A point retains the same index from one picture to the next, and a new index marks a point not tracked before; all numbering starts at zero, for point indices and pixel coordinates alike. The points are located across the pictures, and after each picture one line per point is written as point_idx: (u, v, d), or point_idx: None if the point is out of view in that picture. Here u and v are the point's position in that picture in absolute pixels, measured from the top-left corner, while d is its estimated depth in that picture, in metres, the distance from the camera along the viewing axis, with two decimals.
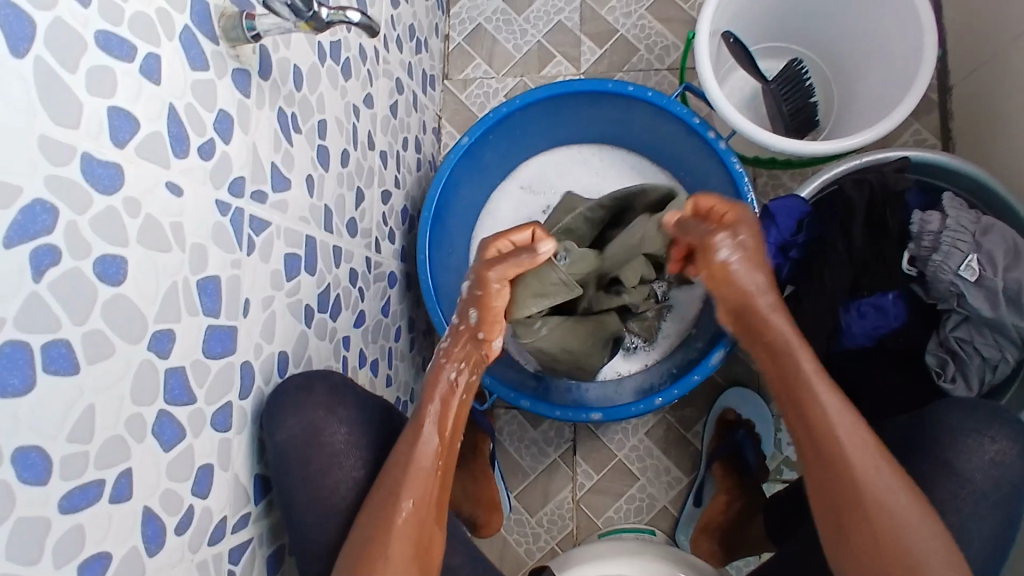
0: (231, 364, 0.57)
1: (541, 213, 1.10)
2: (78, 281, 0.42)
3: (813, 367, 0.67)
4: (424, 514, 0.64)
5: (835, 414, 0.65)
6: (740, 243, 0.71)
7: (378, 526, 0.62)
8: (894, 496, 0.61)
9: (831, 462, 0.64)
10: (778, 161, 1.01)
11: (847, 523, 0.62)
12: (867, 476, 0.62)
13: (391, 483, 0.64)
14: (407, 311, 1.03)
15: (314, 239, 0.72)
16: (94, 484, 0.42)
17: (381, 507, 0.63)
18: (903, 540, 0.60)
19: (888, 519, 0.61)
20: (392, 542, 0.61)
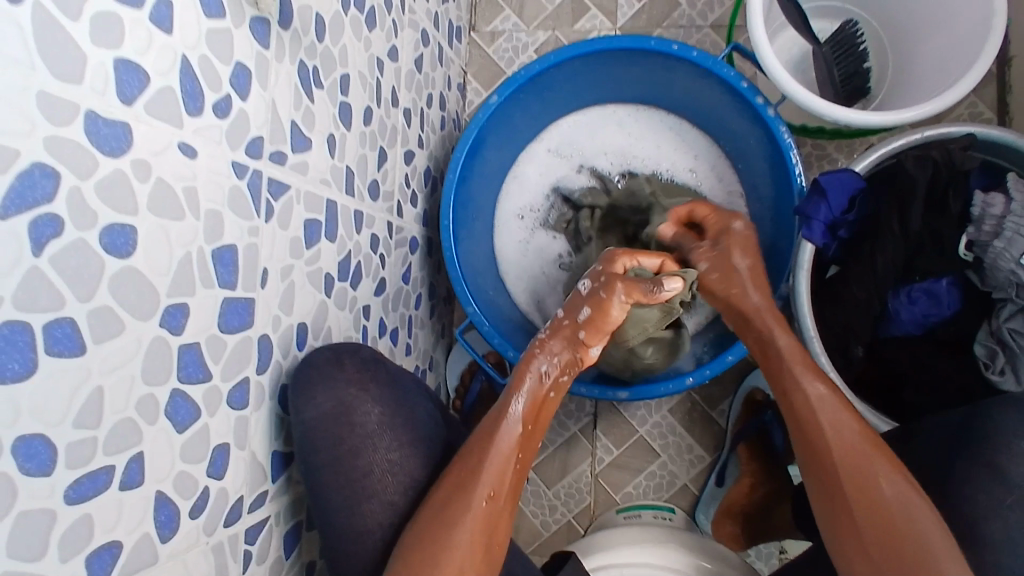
0: (248, 338, 0.54)
1: (571, 178, 1.05)
2: (83, 251, 0.38)
3: (796, 368, 0.68)
4: (498, 504, 0.63)
5: (817, 407, 0.65)
6: (721, 254, 0.77)
7: (447, 511, 0.60)
8: (881, 485, 0.60)
9: (820, 461, 0.64)
10: (826, 131, 0.94)
11: (844, 523, 0.61)
12: (853, 466, 0.61)
13: (469, 469, 0.62)
14: (428, 277, 1.00)
15: (335, 203, 0.68)
16: (103, 470, 0.40)
17: (455, 492, 0.61)
18: (904, 538, 0.57)
19: (881, 513, 0.59)
20: (458, 530, 0.59)
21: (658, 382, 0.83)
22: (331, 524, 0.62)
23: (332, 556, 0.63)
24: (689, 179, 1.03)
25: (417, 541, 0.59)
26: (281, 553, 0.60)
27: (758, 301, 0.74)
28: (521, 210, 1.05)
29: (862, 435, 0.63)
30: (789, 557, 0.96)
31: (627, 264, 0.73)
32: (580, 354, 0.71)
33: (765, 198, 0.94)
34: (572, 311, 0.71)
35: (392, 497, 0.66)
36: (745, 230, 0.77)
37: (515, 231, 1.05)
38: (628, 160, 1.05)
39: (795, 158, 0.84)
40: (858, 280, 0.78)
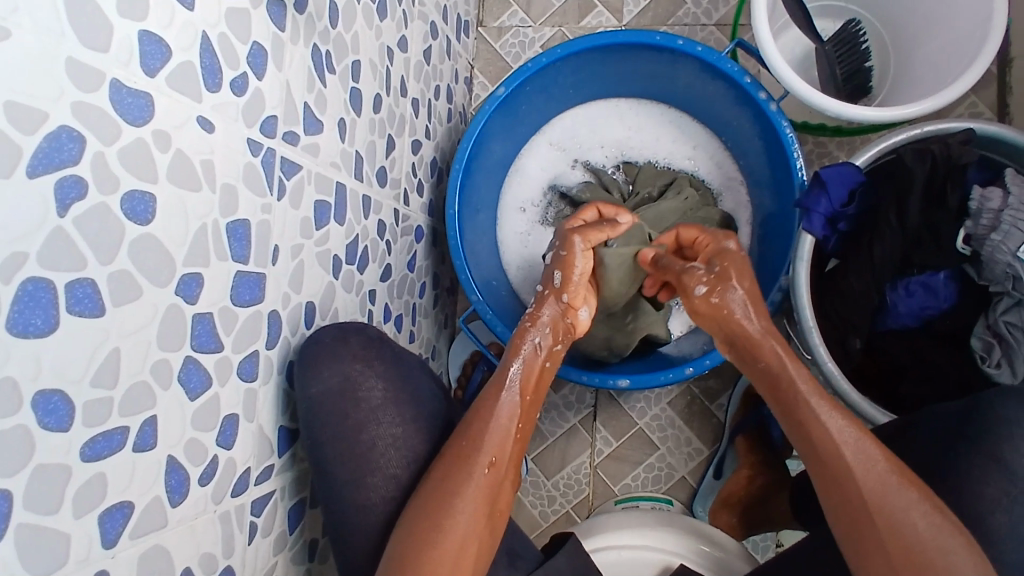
0: (258, 313, 0.55)
1: (570, 170, 1.06)
2: (105, 216, 0.39)
3: (810, 399, 0.63)
4: (499, 472, 0.62)
5: (839, 441, 0.61)
6: (716, 274, 0.69)
7: (447, 483, 0.60)
8: (913, 520, 0.57)
9: (842, 489, 0.60)
10: (828, 128, 0.96)
11: (868, 551, 0.58)
12: (879, 502, 0.58)
13: (469, 437, 0.63)
14: (432, 267, 1.01)
15: (344, 187, 0.69)
16: (117, 431, 0.41)
17: (454, 462, 0.61)
18: (930, 564, 0.55)
19: (907, 542, 0.56)
20: (461, 500, 0.59)
21: (660, 369, 0.84)
22: (336, 494, 0.62)
23: (338, 528, 0.63)
24: (689, 167, 1.04)
25: (422, 510, 0.59)
26: (284, 527, 0.60)
27: (757, 328, 0.67)
28: (524, 203, 1.07)
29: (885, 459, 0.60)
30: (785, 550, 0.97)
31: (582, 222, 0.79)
32: (570, 320, 0.73)
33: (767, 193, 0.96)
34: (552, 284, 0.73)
35: (395, 471, 0.66)
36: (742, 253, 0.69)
37: (518, 223, 1.06)
38: (628, 151, 1.06)
39: (798, 154, 0.86)
40: (857, 272, 0.79)
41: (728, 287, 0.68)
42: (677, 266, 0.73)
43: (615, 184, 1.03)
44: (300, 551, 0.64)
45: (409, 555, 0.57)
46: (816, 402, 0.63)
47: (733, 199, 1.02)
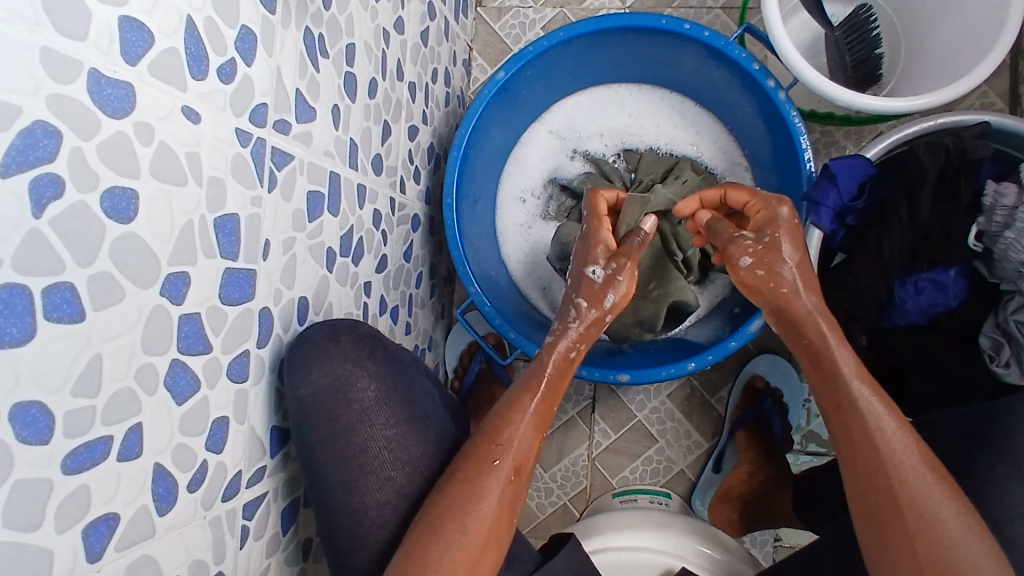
0: (249, 311, 0.53)
1: (569, 159, 1.04)
2: (84, 215, 0.37)
3: (850, 384, 0.62)
4: (521, 480, 0.60)
5: (875, 427, 0.60)
6: (766, 247, 0.67)
7: (474, 483, 0.57)
8: (944, 516, 0.55)
9: (873, 476, 0.59)
10: (835, 118, 0.94)
11: (891, 542, 0.57)
12: (910, 494, 0.57)
13: (497, 441, 0.59)
14: (429, 257, 0.98)
15: (338, 176, 0.67)
16: (101, 440, 0.39)
17: (479, 464, 0.58)
18: (954, 561, 0.54)
19: (933, 537, 0.55)
20: (485, 502, 0.57)
21: (660, 365, 0.83)
22: (328, 499, 0.60)
23: (329, 532, 0.61)
24: (690, 152, 1.02)
25: (441, 512, 0.56)
26: (277, 528, 0.59)
27: (810, 304, 0.65)
28: (523, 194, 1.04)
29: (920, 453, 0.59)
30: (784, 544, 0.97)
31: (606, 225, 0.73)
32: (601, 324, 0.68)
33: (769, 183, 0.93)
34: (594, 298, 0.67)
35: (390, 473, 0.64)
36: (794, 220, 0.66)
37: (517, 214, 1.04)
38: (629, 139, 1.04)
39: (805, 143, 0.83)
40: (863, 267, 0.77)
41: (780, 259, 0.66)
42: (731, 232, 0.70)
43: (615, 172, 1.00)
44: (294, 551, 0.62)
45: (425, 557, 0.54)
46: (859, 386, 0.62)
47: (738, 182, 0.99)
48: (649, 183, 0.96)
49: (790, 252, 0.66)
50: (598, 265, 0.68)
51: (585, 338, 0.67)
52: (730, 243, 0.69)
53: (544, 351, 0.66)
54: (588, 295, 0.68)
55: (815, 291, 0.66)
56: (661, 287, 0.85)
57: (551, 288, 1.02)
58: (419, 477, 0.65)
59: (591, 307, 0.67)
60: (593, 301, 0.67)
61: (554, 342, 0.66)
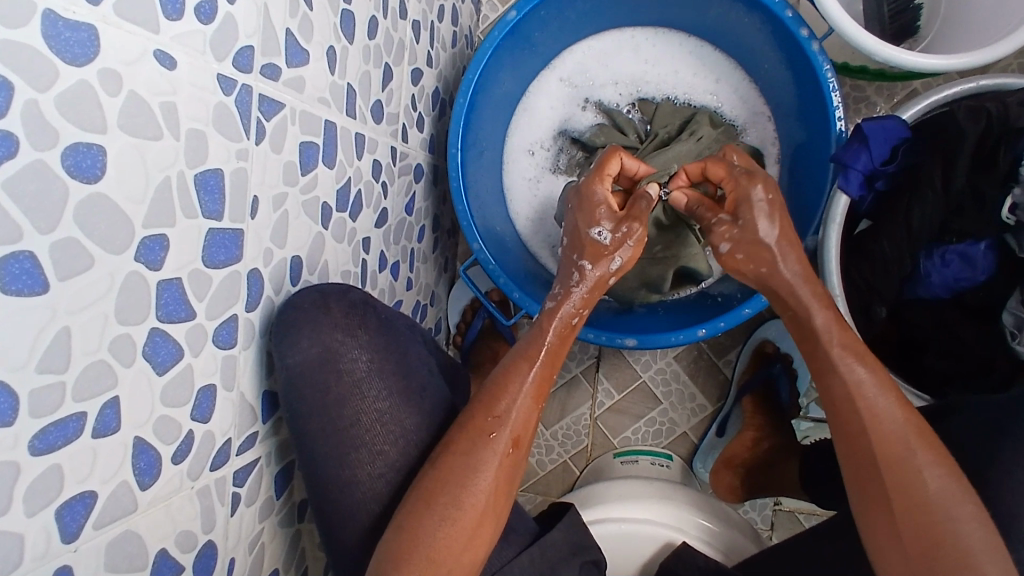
0: (236, 273, 0.50)
1: (579, 109, 0.98)
2: (44, 176, 0.33)
3: (831, 348, 0.59)
4: (520, 452, 0.58)
5: (861, 391, 0.57)
6: (739, 230, 0.62)
7: (467, 455, 0.55)
8: (923, 477, 0.53)
9: (857, 444, 0.57)
10: (869, 72, 0.88)
11: (875, 510, 0.55)
12: (892, 458, 0.55)
13: (494, 412, 0.57)
14: (432, 209, 0.94)
15: (333, 125, 0.62)
16: (73, 418, 0.36)
17: (475, 436, 0.56)
18: (936, 524, 0.52)
19: (915, 501, 0.53)
20: (480, 477, 0.55)
21: (667, 331, 0.80)
22: (318, 470, 0.59)
23: (319, 505, 0.60)
24: (709, 102, 0.95)
25: (435, 486, 0.55)
26: (270, 492, 0.58)
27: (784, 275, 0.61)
28: (532, 146, 0.99)
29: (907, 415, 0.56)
30: (783, 508, 0.96)
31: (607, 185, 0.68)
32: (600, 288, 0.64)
33: (793, 141, 0.88)
34: (602, 260, 0.63)
35: (383, 447, 0.62)
36: (769, 199, 0.61)
37: (526, 168, 0.99)
38: (643, 89, 0.97)
39: (836, 100, 0.77)
40: (889, 235, 0.73)
41: (753, 242, 0.61)
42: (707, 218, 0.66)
43: (629, 124, 0.94)
44: (288, 514, 0.62)
45: (419, 531, 0.53)
46: (845, 346, 0.59)
47: (759, 134, 0.93)
48: (665, 137, 0.90)
49: (765, 233, 0.61)
50: (605, 227, 0.63)
51: (589, 303, 0.63)
52: (706, 226, 0.65)
53: (548, 313, 0.62)
54: (594, 256, 0.63)
55: (790, 268, 0.61)
56: (669, 249, 0.82)
57: (557, 245, 0.98)
58: (412, 452, 0.63)
59: (595, 268, 0.63)
60: (597, 263, 0.63)
61: (556, 307, 0.62)
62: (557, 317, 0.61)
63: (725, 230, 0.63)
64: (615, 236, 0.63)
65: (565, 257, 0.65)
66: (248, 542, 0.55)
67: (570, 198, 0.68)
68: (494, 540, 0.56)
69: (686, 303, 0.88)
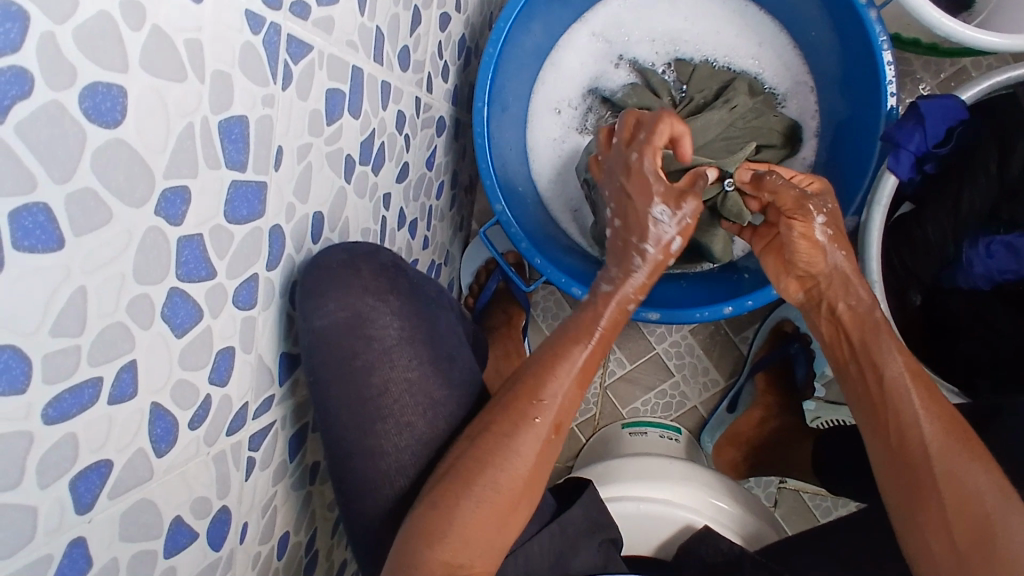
0: (258, 230, 0.46)
1: (612, 66, 0.93)
2: (60, 120, 0.29)
3: (885, 340, 0.59)
4: (560, 437, 0.56)
5: (912, 384, 0.57)
6: (831, 210, 0.62)
7: (509, 436, 0.53)
8: (975, 471, 0.53)
9: (901, 436, 0.56)
10: (920, 45, 0.85)
11: (921, 501, 0.54)
12: (944, 450, 0.54)
13: (540, 396, 0.55)
14: (452, 164, 0.90)
15: (361, 71, 0.57)
16: (89, 384, 0.34)
17: (517, 417, 0.54)
18: (984, 517, 0.51)
19: (964, 492, 0.52)
20: (519, 460, 0.53)
21: (693, 307, 0.77)
22: (342, 437, 0.57)
23: (337, 472, 0.58)
24: (750, 67, 0.91)
25: (472, 465, 0.53)
26: (284, 456, 0.56)
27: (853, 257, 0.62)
28: (559, 104, 0.94)
29: (949, 412, 0.56)
30: (789, 486, 0.96)
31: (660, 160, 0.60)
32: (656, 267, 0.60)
33: (835, 114, 0.84)
34: (665, 241, 0.59)
35: (411, 418, 0.59)
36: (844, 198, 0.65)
37: (551, 127, 0.95)
38: (679, 48, 0.92)
39: (890, 74, 0.72)
40: (932, 219, 0.71)
41: (838, 224, 0.63)
42: (794, 192, 0.62)
43: (663, 86, 0.90)
44: (300, 476, 0.60)
45: (455, 510, 0.51)
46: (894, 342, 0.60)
47: (799, 106, 0.89)
48: (699, 104, 0.86)
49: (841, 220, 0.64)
50: (667, 207, 0.58)
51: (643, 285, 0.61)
52: (798, 200, 0.62)
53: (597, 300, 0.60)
54: (654, 237, 0.59)
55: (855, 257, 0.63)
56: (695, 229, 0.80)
57: (580, 209, 0.94)
58: (443, 426, 0.60)
59: (655, 248, 0.59)
60: (658, 244, 0.59)
61: (613, 290, 0.60)
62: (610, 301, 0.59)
63: (822, 205, 0.62)
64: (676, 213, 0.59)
65: (619, 241, 0.61)
66: (261, 505, 0.53)
67: (618, 174, 0.61)
68: (524, 522, 0.55)
69: (711, 278, 0.86)
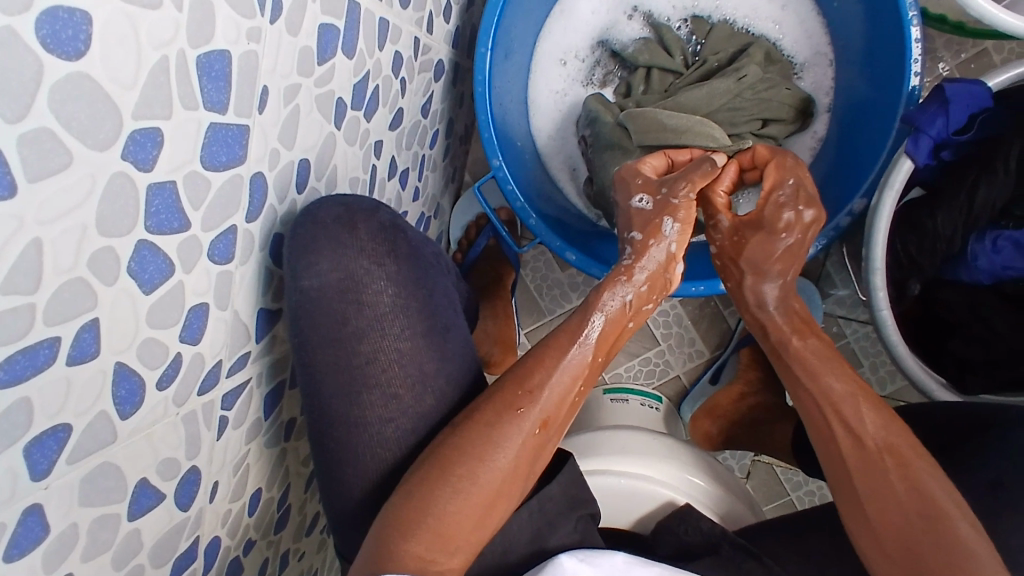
0: (239, 177, 0.43)
1: (624, 18, 0.88)
2: (13, 50, 0.25)
3: (798, 359, 0.60)
4: (549, 433, 0.56)
5: (825, 399, 0.57)
6: (734, 238, 0.65)
7: (493, 427, 0.53)
8: (894, 477, 0.51)
9: (831, 451, 0.56)
10: (948, 23, 0.81)
11: (854, 519, 0.53)
12: (862, 462, 0.53)
13: (526, 387, 0.56)
14: (448, 111, 0.85)
15: (358, 7, 0.52)
16: (45, 344, 0.31)
17: (504, 408, 0.54)
18: (918, 528, 0.49)
19: (887, 501, 0.51)
20: (501, 452, 0.53)
21: (688, 281, 0.75)
22: (322, 402, 0.55)
23: (318, 437, 0.56)
24: (770, 32, 0.86)
25: (454, 454, 0.52)
26: (258, 414, 0.54)
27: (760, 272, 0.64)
28: (565, 55, 0.89)
29: (879, 417, 0.55)
30: (762, 460, 0.97)
31: (659, 163, 0.68)
32: (667, 274, 0.63)
33: (851, 90, 0.80)
34: (655, 232, 0.62)
35: (398, 390, 0.56)
36: (781, 227, 0.62)
37: (554, 78, 0.90)
38: (698, 4, 0.87)
39: (917, 52, 0.68)
40: (946, 208, 0.69)
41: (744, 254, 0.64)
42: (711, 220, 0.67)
43: (677, 44, 0.85)
44: (276, 433, 0.58)
45: (431, 503, 0.50)
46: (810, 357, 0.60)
47: (816, 78, 0.85)
48: (711, 67, 0.82)
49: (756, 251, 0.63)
50: (644, 196, 0.64)
51: (652, 287, 0.63)
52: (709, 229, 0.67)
53: (593, 298, 0.61)
54: (645, 228, 0.63)
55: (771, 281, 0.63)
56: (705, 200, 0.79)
57: (578, 168, 0.91)
58: (431, 400, 0.57)
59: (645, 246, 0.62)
60: (646, 235, 0.63)
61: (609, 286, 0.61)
62: (608, 299, 0.61)
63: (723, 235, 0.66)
64: (654, 203, 0.64)
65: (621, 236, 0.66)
66: (232, 463, 0.51)
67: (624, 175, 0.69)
68: (508, 515, 0.54)
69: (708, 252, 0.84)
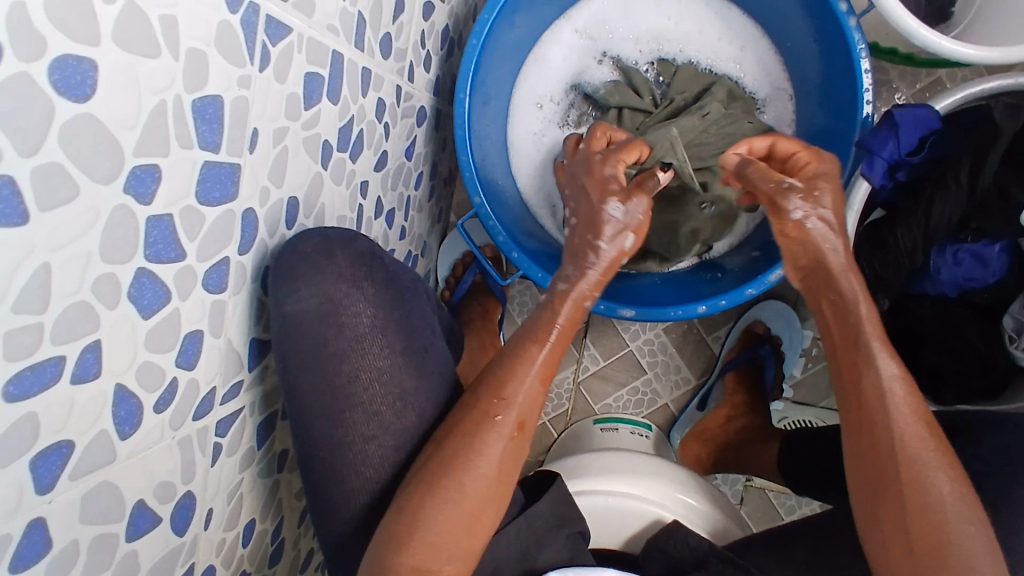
0: (231, 212, 0.46)
1: (595, 63, 0.93)
2: (30, 94, 0.29)
3: (871, 340, 0.57)
4: (525, 435, 0.57)
5: (891, 389, 0.55)
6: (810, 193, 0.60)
7: (475, 437, 0.55)
8: (925, 479, 0.52)
9: (871, 443, 0.55)
10: (898, 55, 0.87)
11: (870, 525, 0.54)
12: (903, 460, 0.53)
13: (500, 394, 0.57)
14: (432, 154, 0.90)
15: (342, 57, 0.56)
16: (51, 362, 0.33)
17: (479, 416, 0.56)
18: (941, 534, 0.50)
19: (901, 511, 0.52)
20: (483, 458, 0.54)
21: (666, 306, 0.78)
22: (307, 423, 0.57)
23: (305, 459, 0.58)
24: (732, 71, 0.92)
25: (438, 469, 0.54)
26: (251, 442, 0.55)
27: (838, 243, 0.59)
28: (540, 99, 0.94)
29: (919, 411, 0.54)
30: (754, 485, 0.98)
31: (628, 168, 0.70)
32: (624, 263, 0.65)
33: (811, 122, 0.85)
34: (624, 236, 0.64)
35: (379, 408, 0.59)
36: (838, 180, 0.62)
37: (532, 121, 0.95)
38: (663, 48, 0.93)
39: (867, 82, 0.73)
40: (905, 225, 0.72)
41: (824, 214, 0.59)
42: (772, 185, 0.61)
43: (645, 85, 0.90)
44: (268, 464, 0.59)
45: (421, 517, 0.52)
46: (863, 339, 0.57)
47: (777, 112, 0.90)
48: (679, 105, 0.87)
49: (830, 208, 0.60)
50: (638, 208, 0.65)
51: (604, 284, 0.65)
52: (777, 194, 0.60)
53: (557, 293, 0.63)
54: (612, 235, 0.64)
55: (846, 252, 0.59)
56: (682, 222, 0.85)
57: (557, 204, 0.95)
58: (413, 417, 0.60)
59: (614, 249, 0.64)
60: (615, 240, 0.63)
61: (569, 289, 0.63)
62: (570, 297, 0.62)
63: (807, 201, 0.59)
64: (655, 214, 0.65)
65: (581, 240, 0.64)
66: (226, 491, 0.53)
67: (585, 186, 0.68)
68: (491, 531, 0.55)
69: (685, 280, 0.87)
